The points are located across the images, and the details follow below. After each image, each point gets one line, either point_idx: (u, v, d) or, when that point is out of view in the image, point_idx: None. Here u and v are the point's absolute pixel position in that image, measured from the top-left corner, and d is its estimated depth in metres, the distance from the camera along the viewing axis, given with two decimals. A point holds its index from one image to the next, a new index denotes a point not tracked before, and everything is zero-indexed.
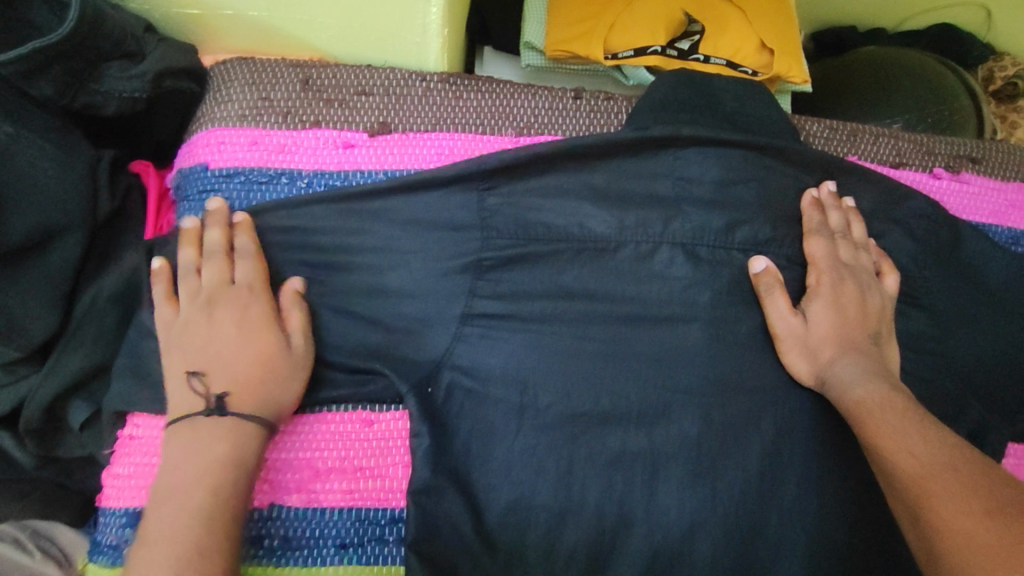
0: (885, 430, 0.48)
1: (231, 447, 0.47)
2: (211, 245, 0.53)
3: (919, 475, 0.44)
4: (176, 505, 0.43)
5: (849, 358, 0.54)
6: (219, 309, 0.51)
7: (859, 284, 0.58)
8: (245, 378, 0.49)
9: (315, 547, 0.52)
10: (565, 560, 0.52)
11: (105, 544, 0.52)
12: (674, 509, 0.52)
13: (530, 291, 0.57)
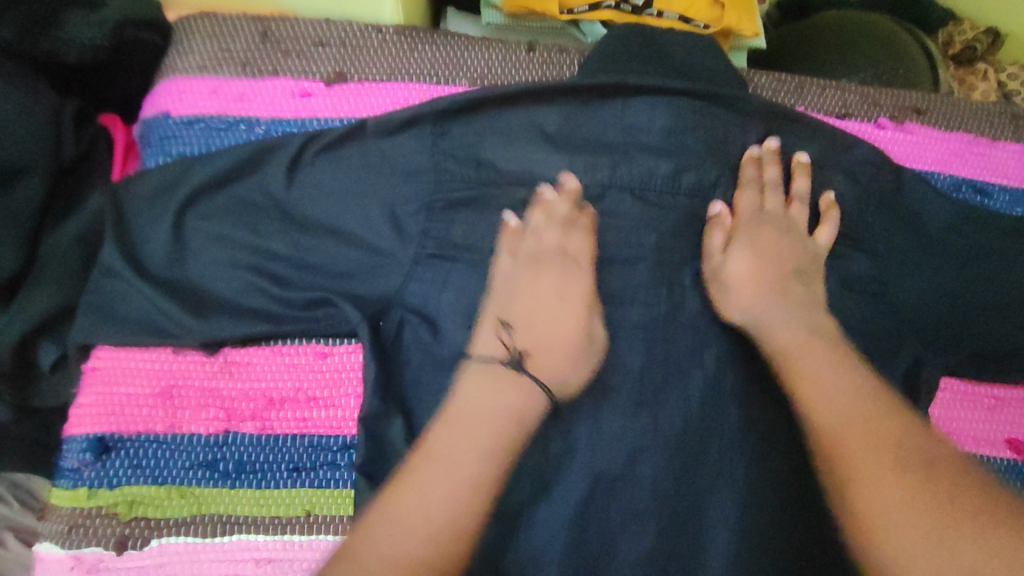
0: (806, 377, 0.50)
1: (518, 405, 0.48)
2: (557, 216, 0.58)
3: (840, 432, 0.46)
4: (462, 442, 0.45)
5: (775, 302, 0.55)
6: (542, 272, 0.56)
7: (780, 233, 0.60)
8: (568, 361, 0.52)
9: (266, 471, 0.53)
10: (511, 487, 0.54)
11: (66, 469, 0.52)
12: (616, 437, 0.54)
13: (480, 233, 0.58)
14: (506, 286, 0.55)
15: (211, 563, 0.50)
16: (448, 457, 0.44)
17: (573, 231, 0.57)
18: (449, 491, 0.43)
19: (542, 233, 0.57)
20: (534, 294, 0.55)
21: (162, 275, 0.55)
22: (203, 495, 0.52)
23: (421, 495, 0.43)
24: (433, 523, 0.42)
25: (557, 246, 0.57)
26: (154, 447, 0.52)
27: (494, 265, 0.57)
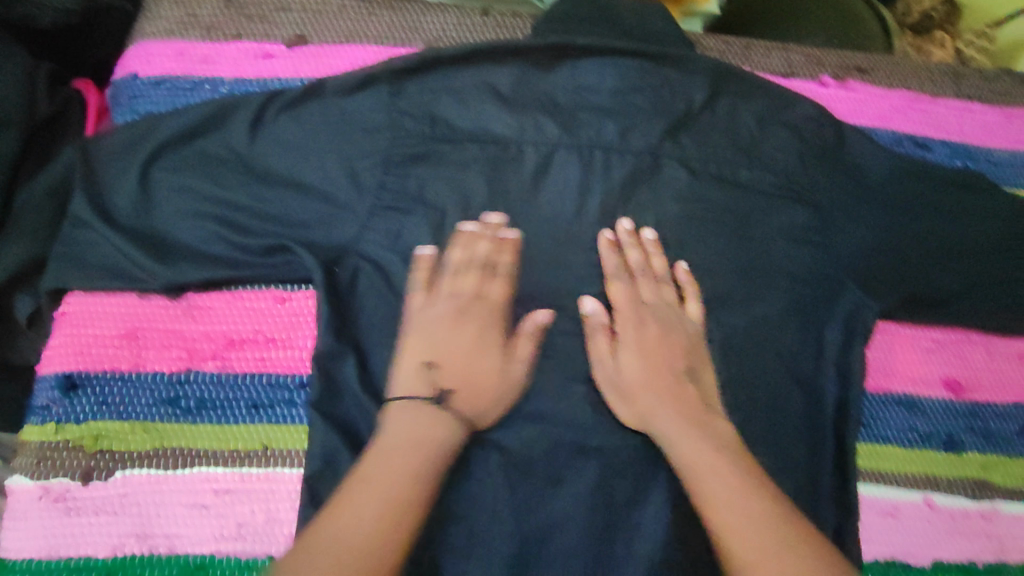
0: (704, 478, 0.51)
1: (445, 435, 0.52)
2: (480, 256, 0.59)
3: (749, 558, 0.46)
4: (395, 471, 0.48)
5: (669, 419, 0.56)
6: (465, 317, 0.58)
7: (660, 325, 0.61)
8: (487, 400, 0.56)
9: (226, 408, 0.55)
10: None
11: (36, 406, 0.54)
12: (562, 374, 0.59)
13: (434, 186, 0.61)
14: (427, 325, 0.57)
15: (173, 493, 0.53)
16: (378, 481, 0.47)
17: (473, 274, 0.59)
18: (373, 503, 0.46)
19: (466, 274, 0.59)
20: (456, 335, 0.57)
21: (128, 223, 0.57)
22: (165, 431, 0.54)
23: (351, 515, 0.45)
24: (362, 536, 0.44)
25: (480, 288, 0.59)
26: (119, 385, 0.55)
27: (413, 303, 0.58)
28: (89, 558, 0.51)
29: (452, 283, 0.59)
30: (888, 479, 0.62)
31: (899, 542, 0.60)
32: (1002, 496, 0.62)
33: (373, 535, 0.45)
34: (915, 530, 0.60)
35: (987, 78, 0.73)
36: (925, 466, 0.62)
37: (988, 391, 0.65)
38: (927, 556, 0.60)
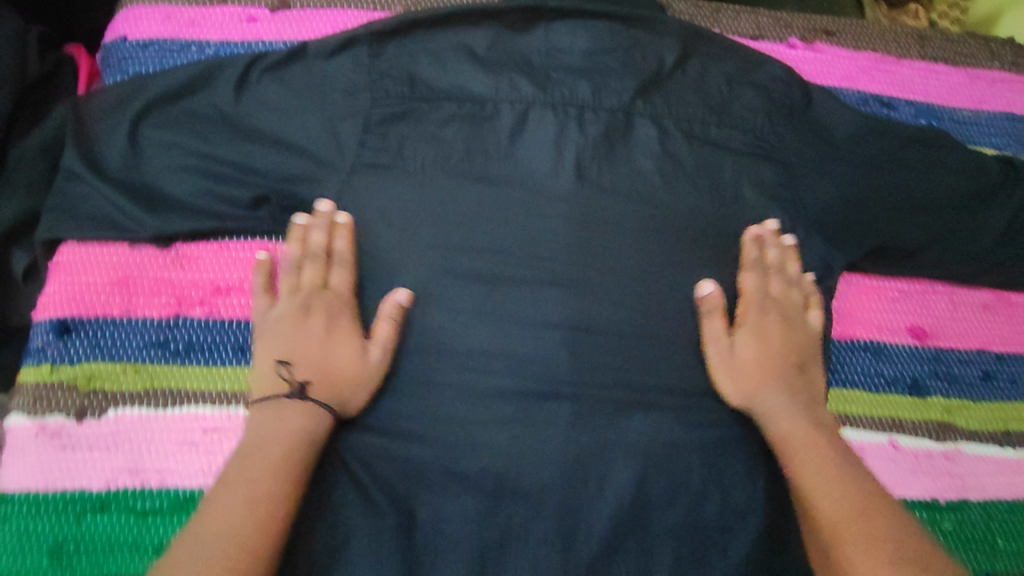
0: (808, 466, 0.57)
1: (307, 422, 0.55)
2: (316, 249, 0.60)
3: (838, 532, 0.53)
4: (258, 463, 0.52)
5: (772, 402, 0.60)
6: (313, 310, 0.59)
7: (782, 317, 0.64)
8: (346, 387, 0.57)
9: (214, 350, 0.58)
10: (442, 364, 0.60)
11: (32, 348, 0.57)
12: (537, 321, 0.61)
13: (413, 142, 0.63)
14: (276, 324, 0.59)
15: (163, 430, 0.56)
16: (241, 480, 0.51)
17: (314, 265, 0.60)
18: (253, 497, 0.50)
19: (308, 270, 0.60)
20: (311, 329, 0.59)
21: (119, 176, 0.59)
22: (156, 372, 0.57)
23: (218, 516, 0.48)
24: (233, 525, 0.48)
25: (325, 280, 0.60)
26: (111, 328, 0.57)
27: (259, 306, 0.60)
28: (84, 490, 0.54)
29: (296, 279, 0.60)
30: (854, 422, 0.64)
31: None
32: (965, 438, 0.64)
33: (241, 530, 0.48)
34: (880, 470, 0.63)
35: (951, 38, 0.76)
36: (890, 410, 0.64)
37: (952, 338, 0.67)
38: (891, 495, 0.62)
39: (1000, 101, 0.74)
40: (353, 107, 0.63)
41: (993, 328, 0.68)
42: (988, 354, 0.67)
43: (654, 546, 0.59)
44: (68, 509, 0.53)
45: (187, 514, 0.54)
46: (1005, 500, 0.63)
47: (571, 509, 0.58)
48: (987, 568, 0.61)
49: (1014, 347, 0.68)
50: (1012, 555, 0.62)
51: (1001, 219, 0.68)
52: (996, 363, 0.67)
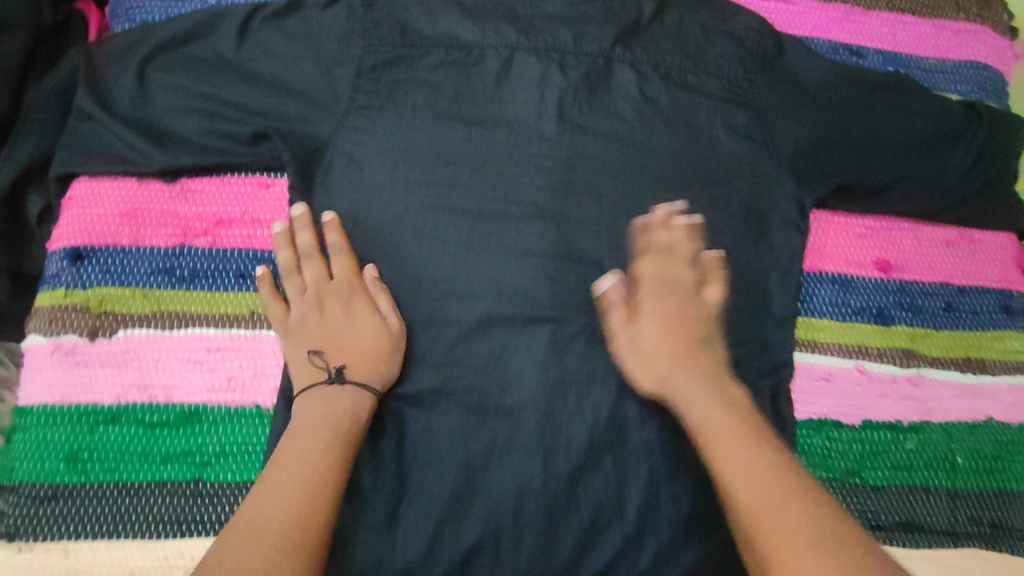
0: (721, 443, 0.54)
1: (350, 400, 0.56)
2: (305, 247, 0.62)
3: (759, 511, 0.49)
4: (309, 443, 0.52)
5: (684, 380, 0.58)
6: (328, 300, 0.61)
7: (680, 297, 0.63)
8: (376, 359, 0.59)
9: (216, 277, 0.62)
10: (431, 292, 0.64)
11: (48, 274, 0.61)
12: (521, 252, 0.65)
13: (404, 85, 0.67)
14: (297, 324, 0.60)
15: (170, 350, 0.60)
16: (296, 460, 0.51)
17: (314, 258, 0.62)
18: (300, 494, 0.48)
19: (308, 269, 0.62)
20: (331, 316, 0.60)
21: (127, 114, 0.63)
22: (163, 296, 0.61)
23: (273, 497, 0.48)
24: (290, 505, 0.48)
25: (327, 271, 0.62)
26: (120, 256, 0.61)
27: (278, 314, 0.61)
28: (96, 404, 0.58)
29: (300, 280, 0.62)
30: (821, 348, 0.67)
31: (830, 403, 0.66)
32: (927, 364, 0.68)
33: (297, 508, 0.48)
34: (846, 392, 0.66)
35: None
36: (856, 337, 0.68)
37: (917, 272, 0.70)
38: (857, 416, 0.66)
39: (964, 51, 0.78)
40: (347, 53, 0.66)
41: (955, 263, 0.71)
42: (950, 287, 0.70)
43: (631, 461, 0.62)
44: (83, 421, 0.57)
45: (192, 427, 0.58)
46: (964, 422, 0.67)
47: (553, 424, 0.62)
48: (946, 484, 0.65)
49: (976, 281, 0.71)
50: (971, 473, 0.65)
51: (965, 158, 0.71)
52: (958, 295, 0.70)
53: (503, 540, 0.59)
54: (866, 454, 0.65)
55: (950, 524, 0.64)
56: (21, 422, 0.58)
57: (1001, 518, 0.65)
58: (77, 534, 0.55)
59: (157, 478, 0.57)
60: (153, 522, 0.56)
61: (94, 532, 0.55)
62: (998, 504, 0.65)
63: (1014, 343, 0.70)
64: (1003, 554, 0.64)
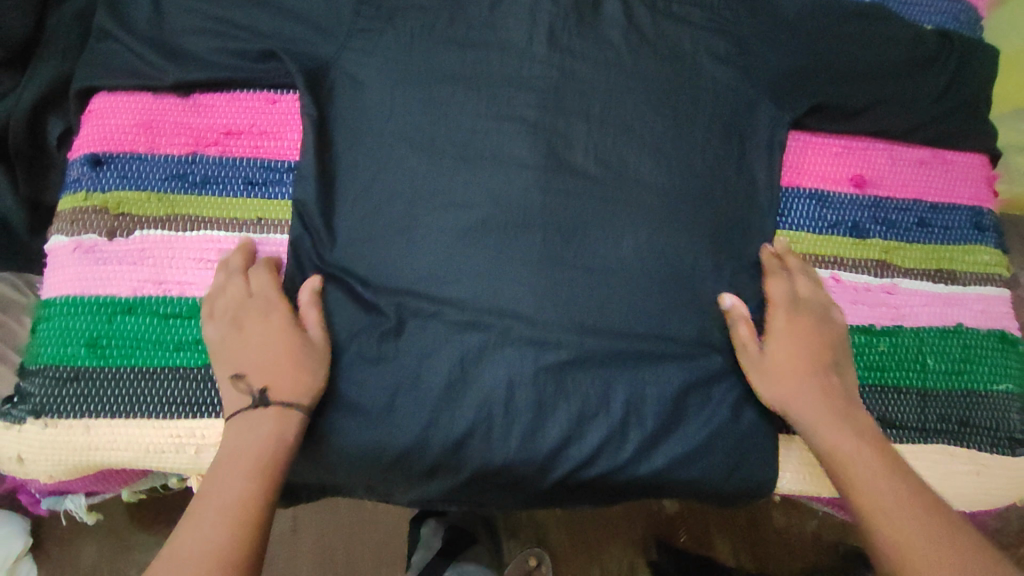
0: (858, 472, 0.58)
1: (276, 425, 0.56)
2: (231, 268, 0.62)
3: (898, 543, 0.53)
4: (234, 471, 0.53)
5: (811, 403, 0.63)
6: (248, 318, 0.60)
7: (811, 320, 0.67)
8: (294, 372, 0.58)
9: (226, 184, 0.66)
10: (428, 201, 0.67)
11: (70, 180, 0.65)
12: (514, 166, 0.69)
13: (402, 10, 0.71)
14: (220, 348, 0.60)
15: (183, 249, 0.64)
16: (218, 492, 0.52)
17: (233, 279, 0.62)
18: (218, 526, 0.50)
19: (230, 290, 0.61)
20: (253, 332, 0.60)
21: (144, 33, 0.68)
22: (176, 200, 0.65)
23: (193, 532, 0.49)
24: (207, 540, 0.49)
25: (248, 288, 0.62)
26: (137, 162, 0.65)
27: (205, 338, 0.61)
28: (114, 296, 0.62)
29: (223, 299, 0.61)
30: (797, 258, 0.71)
31: None
32: (901, 274, 0.71)
33: (217, 541, 0.49)
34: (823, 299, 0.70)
35: None
36: (833, 248, 0.72)
37: (890, 189, 0.74)
38: None
39: None
40: None
41: (928, 180, 0.74)
42: (923, 203, 0.74)
43: (616, 357, 0.66)
44: (101, 312, 0.61)
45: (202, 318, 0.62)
46: (936, 327, 0.70)
47: (542, 323, 0.66)
48: (917, 384, 0.68)
49: (948, 198, 0.74)
50: (940, 373, 0.69)
51: (938, 82, 0.75)
52: (931, 211, 0.73)
53: (494, 426, 0.63)
54: None
55: (920, 421, 0.67)
56: (46, 313, 0.62)
57: (967, 416, 0.68)
58: (97, 412, 0.59)
59: (171, 364, 0.61)
60: (166, 404, 0.60)
61: (112, 412, 0.59)
62: (965, 403, 0.69)
63: (985, 256, 0.73)
64: (969, 449, 0.68)
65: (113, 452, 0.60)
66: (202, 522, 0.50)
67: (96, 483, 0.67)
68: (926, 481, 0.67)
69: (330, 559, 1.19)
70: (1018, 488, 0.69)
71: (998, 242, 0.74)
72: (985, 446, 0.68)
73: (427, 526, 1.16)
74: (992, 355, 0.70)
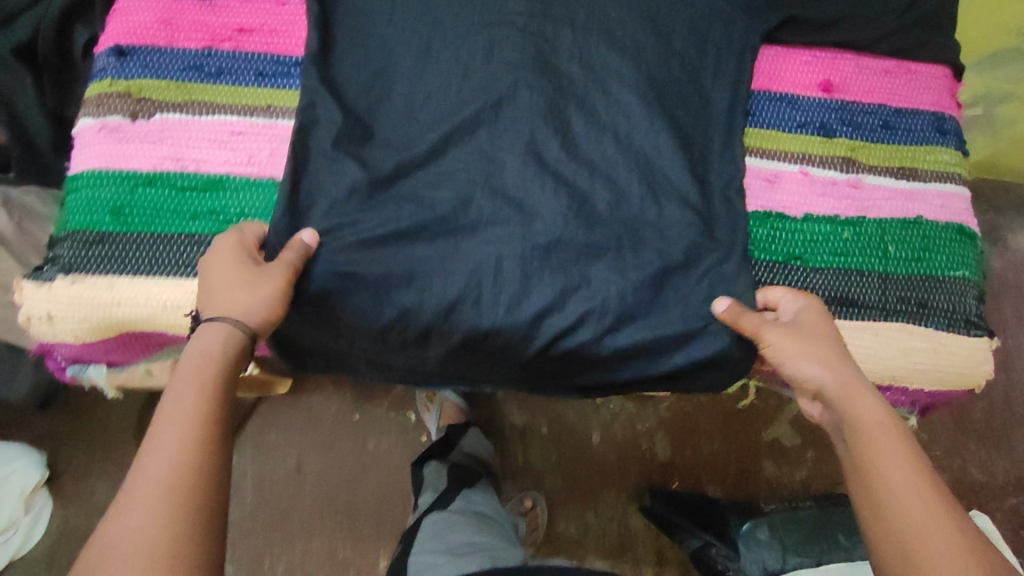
0: (878, 447, 0.59)
1: (222, 345, 0.58)
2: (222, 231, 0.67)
3: (910, 516, 0.54)
4: (186, 387, 0.54)
5: (847, 371, 0.64)
6: (212, 256, 0.64)
7: (821, 317, 0.68)
8: (236, 298, 0.60)
9: (239, 75, 0.72)
10: (422, 104, 0.74)
11: (96, 70, 0.71)
12: (503, 68, 0.74)
13: None
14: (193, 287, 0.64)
15: (199, 132, 0.70)
16: (173, 407, 0.53)
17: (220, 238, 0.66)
18: (180, 442, 0.51)
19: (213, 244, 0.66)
20: (211, 267, 0.63)
21: None
22: (192, 88, 0.71)
23: (153, 448, 0.51)
24: (171, 455, 0.50)
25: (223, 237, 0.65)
26: (158, 54, 0.71)
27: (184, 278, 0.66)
28: (135, 170, 0.68)
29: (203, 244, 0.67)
30: (768, 155, 0.77)
31: (775, 199, 0.75)
32: (865, 171, 0.77)
33: (180, 455, 0.50)
34: (791, 191, 0.76)
35: None
36: (802, 146, 0.77)
37: (857, 94, 0.79)
38: (799, 210, 0.75)
39: None
40: None
41: (893, 87, 0.79)
42: (887, 108, 0.79)
43: (599, 239, 0.72)
44: (124, 183, 0.67)
45: (216, 192, 0.69)
46: (897, 218, 0.75)
47: (529, 206, 0.72)
48: (879, 268, 0.74)
49: (911, 104, 0.79)
50: (901, 259, 0.74)
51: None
52: (894, 115, 0.78)
53: (483, 293, 0.70)
54: (808, 243, 0.74)
55: (881, 302, 0.73)
56: (72, 185, 0.68)
57: (926, 298, 0.74)
58: (120, 271, 0.66)
59: (187, 231, 0.67)
60: (182, 265, 0.66)
61: (133, 271, 0.66)
62: (924, 287, 0.74)
63: (945, 156, 0.78)
64: (926, 329, 0.73)
65: (134, 309, 0.66)
66: (162, 437, 0.51)
67: (116, 352, 0.74)
68: (885, 356, 0.72)
69: (335, 494, 1.28)
70: (970, 366, 0.74)
71: (959, 145, 0.79)
72: (942, 326, 0.74)
73: (428, 467, 1.18)
74: (952, 244, 0.75)
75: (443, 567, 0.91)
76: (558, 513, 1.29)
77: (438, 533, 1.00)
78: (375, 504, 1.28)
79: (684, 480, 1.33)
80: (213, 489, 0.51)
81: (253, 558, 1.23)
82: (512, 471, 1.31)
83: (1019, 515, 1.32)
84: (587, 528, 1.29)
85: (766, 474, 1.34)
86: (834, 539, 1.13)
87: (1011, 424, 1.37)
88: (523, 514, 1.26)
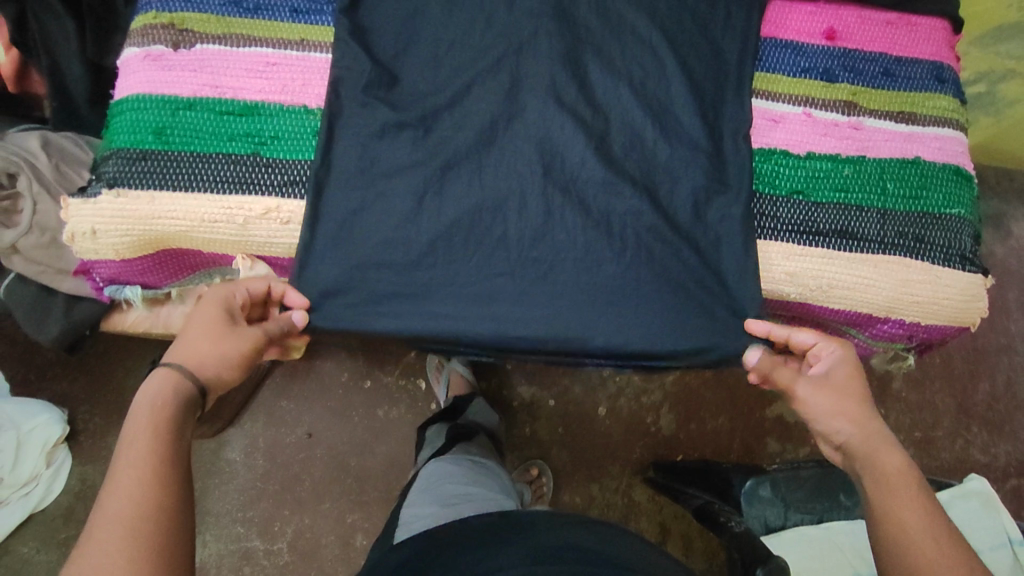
0: (889, 483, 0.62)
1: (175, 387, 0.60)
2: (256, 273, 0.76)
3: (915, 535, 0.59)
4: (139, 429, 0.56)
5: (870, 424, 0.67)
6: (205, 301, 0.67)
7: (850, 372, 0.69)
8: (202, 352, 0.63)
9: (275, 11, 0.77)
10: (447, 52, 0.78)
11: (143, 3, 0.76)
12: (524, 18, 0.77)
13: None
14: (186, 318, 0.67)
15: (235, 61, 0.74)
16: (130, 447, 0.55)
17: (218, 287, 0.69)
18: (138, 475, 0.53)
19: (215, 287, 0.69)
20: (197, 313, 0.66)
21: None
22: (231, 22, 0.75)
23: (111, 486, 0.52)
24: (135, 486, 0.52)
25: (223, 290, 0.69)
26: None
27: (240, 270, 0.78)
28: (177, 95, 0.73)
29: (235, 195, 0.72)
30: (775, 97, 0.81)
31: (780, 138, 0.79)
32: (866, 114, 0.80)
33: (137, 489, 0.52)
34: (794, 130, 0.80)
35: None
36: (806, 90, 0.81)
37: (859, 43, 0.83)
38: (802, 148, 0.79)
39: None
40: None
41: (894, 38, 0.83)
42: (889, 56, 0.82)
43: (614, 183, 0.75)
44: (166, 106, 0.72)
45: (251, 118, 0.74)
46: (895, 158, 0.79)
47: (550, 148, 0.76)
48: (877, 204, 0.78)
49: (911, 53, 0.83)
50: (897, 197, 0.78)
51: None
52: (895, 63, 0.82)
53: (508, 229, 0.74)
54: (810, 179, 0.78)
55: (880, 235, 0.77)
56: (119, 108, 0.74)
57: (923, 233, 0.77)
58: (162, 187, 0.72)
59: (224, 150, 0.73)
60: (220, 181, 0.72)
61: (175, 187, 0.72)
62: (920, 224, 0.77)
63: (944, 103, 0.81)
64: (924, 262, 0.77)
65: (171, 222, 0.73)
66: (120, 475, 0.53)
67: (151, 274, 0.79)
68: (883, 288, 0.77)
69: (345, 463, 1.30)
70: (965, 300, 0.78)
71: (957, 93, 0.83)
72: (939, 260, 0.77)
73: (432, 429, 1.21)
74: (948, 183, 0.79)
75: (430, 517, 0.90)
76: (563, 485, 1.32)
77: (429, 484, 1.00)
78: (384, 473, 1.30)
79: (686, 453, 1.35)
80: (172, 518, 0.52)
81: (264, 522, 1.27)
82: (518, 443, 1.34)
83: (1019, 496, 1.36)
84: (591, 499, 1.32)
85: (769, 450, 1.37)
86: (835, 498, 1.11)
87: (1013, 406, 1.39)
88: (530, 482, 1.28)
